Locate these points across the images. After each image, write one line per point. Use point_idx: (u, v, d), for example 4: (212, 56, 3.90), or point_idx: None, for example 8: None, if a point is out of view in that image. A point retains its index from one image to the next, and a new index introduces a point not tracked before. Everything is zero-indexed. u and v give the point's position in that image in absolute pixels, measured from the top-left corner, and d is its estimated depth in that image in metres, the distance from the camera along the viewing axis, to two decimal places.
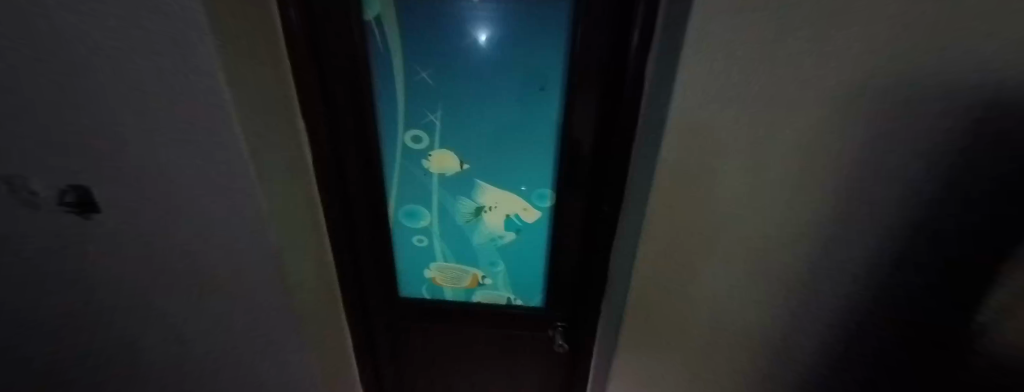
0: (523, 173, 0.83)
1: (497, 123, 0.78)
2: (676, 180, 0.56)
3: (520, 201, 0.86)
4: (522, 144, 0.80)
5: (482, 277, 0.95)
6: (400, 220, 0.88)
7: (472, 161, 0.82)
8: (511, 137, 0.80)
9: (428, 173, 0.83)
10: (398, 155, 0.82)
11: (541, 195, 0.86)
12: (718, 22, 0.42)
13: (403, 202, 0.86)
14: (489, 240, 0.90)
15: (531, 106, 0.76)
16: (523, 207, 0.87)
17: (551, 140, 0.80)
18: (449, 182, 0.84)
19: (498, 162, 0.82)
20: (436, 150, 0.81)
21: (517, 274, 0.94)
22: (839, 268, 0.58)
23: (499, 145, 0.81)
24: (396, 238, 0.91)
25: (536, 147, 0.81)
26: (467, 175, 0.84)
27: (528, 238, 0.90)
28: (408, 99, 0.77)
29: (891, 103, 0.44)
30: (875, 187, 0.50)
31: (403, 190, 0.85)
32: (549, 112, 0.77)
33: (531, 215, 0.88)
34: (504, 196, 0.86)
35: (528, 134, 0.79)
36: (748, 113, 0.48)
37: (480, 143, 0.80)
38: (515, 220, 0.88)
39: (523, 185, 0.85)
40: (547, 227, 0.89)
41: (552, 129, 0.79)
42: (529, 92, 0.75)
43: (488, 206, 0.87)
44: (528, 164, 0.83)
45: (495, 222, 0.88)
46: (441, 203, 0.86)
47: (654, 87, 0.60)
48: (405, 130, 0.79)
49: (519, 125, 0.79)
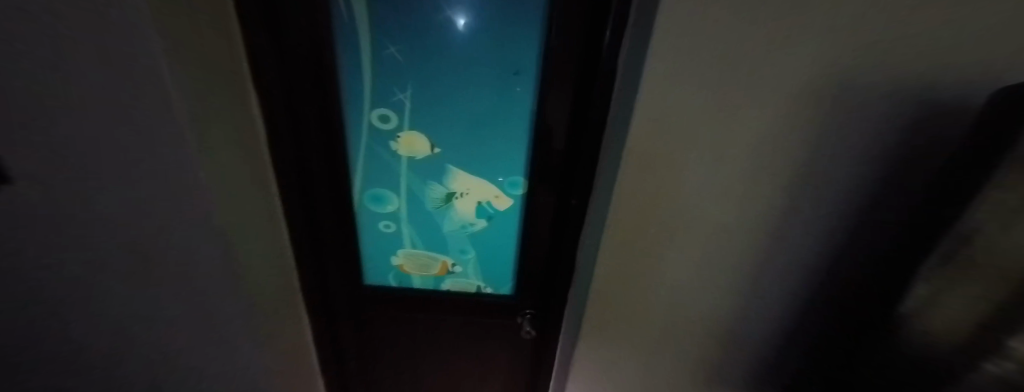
0: (495, 163, 0.79)
1: (469, 107, 0.73)
2: (644, 172, 0.54)
3: (492, 189, 0.82)
4: (495, 133, 0.76)
5: (451, 265, 0.91)
6: (365, 204, 0.84)
7: (443, 146, 0.77)
8: (485, 124, 0.75)
9: (395, 155, 0.78)
10: (363, 136, 0.76)
11: (513, 183, 0.82)
12: (684, 15, 0.43)
13: (367, 185, 0.82)
14: (459, 227, 0.86)
15: (507, 91, 0.72)
16: (495, 195, 0.83)
17: (527, 129, 0.76)
18: (418, 167, 0.79)
19: (471, 149, 0.78)
20: (404, 132, 0.76)
21: (487, 262, 0.91)
22: (785, 258, 0.61)
23: (472, 131, 0.76)
24: (360, 222, 0.86)
25: (511, 135, 0.77)
26: (439, 161, 0.79)
27: (499, 227, 0.87)
28: (375, 76, 0.70)
29: (827, 105, 0.48)
30: (818, 181, 0.53)
31: (368, 172, 0.80)
32: (525, 101, 0.73)
33: (503, 203, 0.83)
34: (477, 182, 0.81)
35: (503, 121, 0.75)
36: (713, 105, 0.49)
37: (453, 128, 0.75)
38: (486, 208, 0.84)
39: (497, 174, 0.80)
40: (518, 216, 0.86)
41: (527, 117, 0.75)
42: (505, 77, 0.70)
43: (459, 193, 0.82)
44: (502, 153, 0.78)
45: (466, 209, 0.84)
46: (409, 187, 0.82)
47: (626, 80, 0.57)
48: (371, 109, 0.73)
49: (493, 111, 0.74)
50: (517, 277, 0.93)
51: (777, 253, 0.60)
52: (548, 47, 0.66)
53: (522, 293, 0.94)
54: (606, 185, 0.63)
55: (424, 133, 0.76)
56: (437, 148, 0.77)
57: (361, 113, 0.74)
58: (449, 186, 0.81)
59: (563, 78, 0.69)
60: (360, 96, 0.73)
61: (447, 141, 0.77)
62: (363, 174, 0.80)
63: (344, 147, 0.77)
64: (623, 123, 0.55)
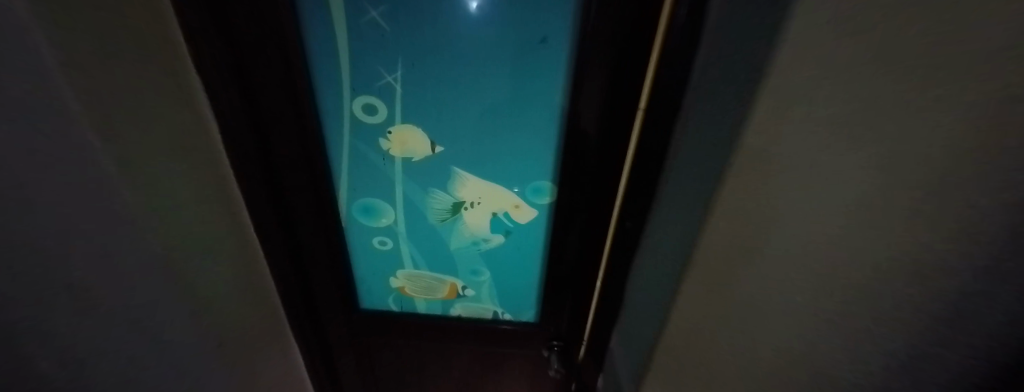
0: (514, 164, 0.61)
1: (479, 92, 0.55)
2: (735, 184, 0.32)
3: (509, 196, 0.64)
4: (514, 125, 0.58)
5: (461, 287, 0.74)
6: (354, 216, 0.68)
7: (447, 143, 0.60)
8: (500, 115, 0.57)
9: (386, 157, 0.62)
10: (346, 133, 0.60)
11: (537, 190, 0.64)
12: None
13: (353, 193, 0.65)
14: (469, 243, 0.69)
15: (533, 70, 0.53)
16: (513, 204, 0.65)
17: (559, 122, 0.57)
18: (415, 169, 0.63)
19: (481, 146, 0.60)
20: (396, 126, 0.59)
21: (504, 285, 0.74)
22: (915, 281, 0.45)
23: (485, 124, 0.58)
24: (350, 237, 0.71)
25: (537, 128, 0.58)
26: (443, 162, 0.62)
27: (519, 243, 0.69)
28: (354, 54, 0.53)
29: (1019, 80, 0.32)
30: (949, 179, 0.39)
31: (354, 177, 0.64)
32: (555, 84, 0.54)
33: (524, 215, 0.66)
34: (490, 189, 0.64)
35: (525, 110, 0.56)
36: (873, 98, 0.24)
37: (458, 120, 0.58)
38: (503, 220, 0.67)
39: (518, 177, 0.63)
40: (543, 229, 0.68)
41: (556, 102, 0.56)
42: (527, 51, 0.52)
43: (468, 201, 0.65)
44: (524, 152, 0.60)
45: (478, 222, 0.67)
46: (406, 195, 0.65)
47: (709, 44, 0.37)
48: (353, 98, 0.56)
49: (513, 96, 0.55)
50: (542, 301, 0.76)
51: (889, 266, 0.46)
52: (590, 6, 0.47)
53: (548, 320, 0.77)
54: (677, 200, 0.43)
55: (422, 127, 0.59)
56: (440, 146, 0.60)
57: (341, 104, 0.57)
58: (456, 195, 0.64)
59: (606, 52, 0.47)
60: (338, 83, 0.55)
61: (452, 137, 0.59)
62: (348, 179, 0.64)
63: (325, 147, 0.61)
64: (715, 114, 0.35)
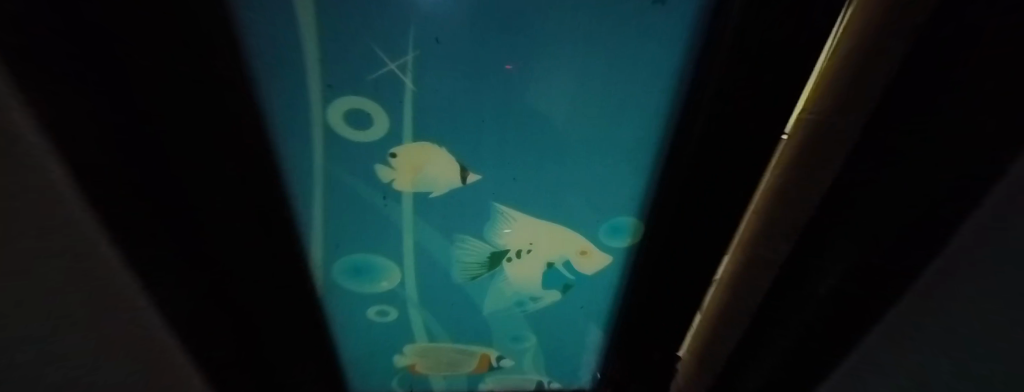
0: (498, 194, 0.41)
1: (443, 89, 0.34)
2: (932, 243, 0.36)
3: (574, 239, 0.45)
4: (586, 139, 0.39)
5: (497, 358, 0.54)
6: (339, 280, 0.45)
7: (485, 169, 0.39)
8: (474, 125, 0.37)
9: (392, 192, 0.39)
10: (321, 162, 0.37)
11: (614, 228, 0.45)
12: None
13: (340, 251, 0.43)
14: (511, 304, 0.49)
15: (525, 58, 0.33)
16: (579, 249, 0.46)
17: (574, 135, 0.38)
18: (436, 210, 0.41)
19: (535, 171, 0.40)
20: (407, 146, 0.37)
21: (555, 349, 0.55)
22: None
23: (457, 140, 0.37)
24: (334, 308, 0.47)
25: (609, 146, 0.39)
26: (479, 197, 0.41)
27: (580, 297, 0.50)
28: (331, 29, 0.30)
29: None
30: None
31: (339, 227, 0.41)
32: (579, 85, 0.35)
33: (593, 263, 0.47)
34: (549, 231, 0.45)
35: (511, 117, 0.37)
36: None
37: (500, 136, 0.38)
38: (561, 271, 0.48)
39: (587, 213, 0.44)
40: (615, 277, 0.49)
41: (659, 102, 0.36)
42: (520, 25, 0.31)
43: (516, 250, 0.45)
44: (520, 178, 0.41)
45: (527, 275, 0.47)
46: (422, 246, 0.43)
47: None
48: (330, 101, 0.33)
49: (488, 96, 0.35)
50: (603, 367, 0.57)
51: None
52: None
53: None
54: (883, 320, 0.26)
55: (448, 149, 0.38)
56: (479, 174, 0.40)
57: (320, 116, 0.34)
58: (500, 242, 0.44)
59: (785, 37, 0.28)
60: (315, 79, 0.32)
61: (482, 159, 0.39)
62: (332, 230, 0.41)
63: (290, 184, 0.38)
64: None
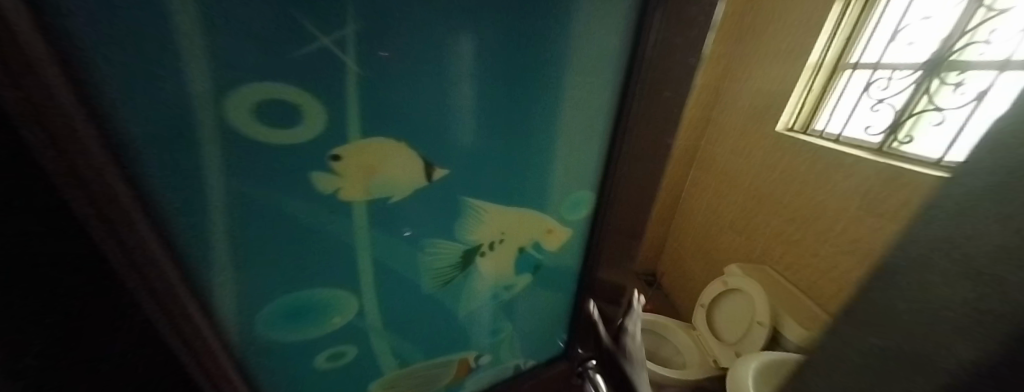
0: (447, 179, 0.35)
1: (341, 51, 0.25)
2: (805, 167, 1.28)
3: (543, 221, 0.43)
4: (550, 114, 0.35)
5: (476, 358, 0.50)
6: (280, 332, 0.34)
7: (440, 156, 0.33)
8: (390, 96, 0.28)
9: (338, 206, 0.31)
10: (222, 180, 0.26)
11: (576, 204, 0.43)
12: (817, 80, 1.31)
13: (279, 297, 0.32)
14: (485, 299, 0.46)
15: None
16: (546, 230, 0.44)
17: (518, 97, 0.33)
18: (398, 216, 0.34)
19: (500, 156, 0.36)
20: (353, 140, 0.29)
21: (531, 335, 0.54)
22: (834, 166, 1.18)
23: (381, 120, 0.29)
24: (272, 371, 0.36)
25: (573, 118, 0.37)
26: (445, 193, 0.35)
27: (551, 276, 0.50)
28: None
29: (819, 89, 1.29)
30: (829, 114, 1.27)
31: (273, 269, 0.31)
32: (511, 52, 0.30)
33: (559, 240, 0.46)
34: (515, 216, 0.41)
35: (436, 82, 0.29)
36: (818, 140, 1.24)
37: (457, 120, 0.32)
38: (532, 256, 0.46)
39: (554, 192, 0.41)
40: (579, 251, 0.49)
41: (615, 65, 0.35)
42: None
43: (486, 243, 0.41)
44: (469, 159, 0.34)
45: (499, 266, 0.44)
46: (380, 261, 0.36)
47: None
48: (225, 87, 0.23)
49: (397, 56, 0.27)
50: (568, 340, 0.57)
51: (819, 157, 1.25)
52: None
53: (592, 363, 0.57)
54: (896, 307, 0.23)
55: (411, 145, 0.31)
56: (442, 168, 0.33)
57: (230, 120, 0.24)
58: (472, 237, 0.40)
59: None
60: (218, 70, 0.22)
61: (429, 141, 0.32)
62: (260, 274, 0.30)
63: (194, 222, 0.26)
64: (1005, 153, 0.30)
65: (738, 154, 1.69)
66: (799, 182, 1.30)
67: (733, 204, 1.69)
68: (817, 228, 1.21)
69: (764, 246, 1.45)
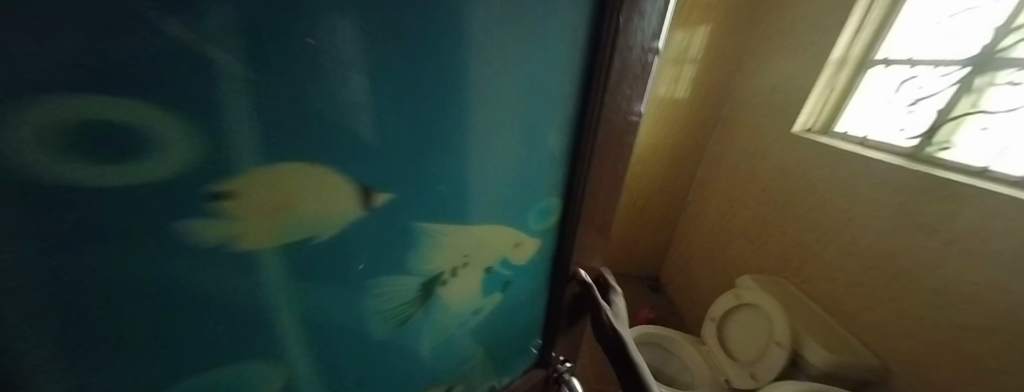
0: (385, 206, 0.30)
1: (215, 51, 0.19)
2: (820, 173, 1.21)
3: (510, 237, 0.43)
4: (505, 134, 0.35)
5: (447, 381, 0.49)
6: None
7: (382, 181, 0.29)
8: (294, 110, 0.23)
9: (255, 252, 0.25)
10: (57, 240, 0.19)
11: (542, 213, 0.45)
12: (831, 75, 1.22)
13: (172, 360, 0.26)
14: (455, 322, 0.44)
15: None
16: (514, 245, 0.45)
17: (477, 112, 0.32)
18: (330, 260, 0.29)
19: (454, 180, 0.34)
20: (263, 172, 0.23)
21: (501, 347, 0.54)
22: (854, 169, 1.10)
23: (283, 139, 0.23)
24: None
25: (529, 135, 0.37)
26: (390, 220, 0.31)
27: (521, 287, 0.50)
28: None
29: (837, 89, 1.24)
30: (853, 114, 1.21)
31: (150, 328, 0.24)
32: (459, 71, 0.29)
33: (525, 252, 0.47)
34: (478, 233, 0.40)
35: (371, 97, 0.25)
36: (840, 144, 1.18)
37: (403, 148, 0.29)
38: (500, 271, 0.46)
39: (519, 208, 0.41)
40: (545, 258, 0.51)
41: (567, 82, 0.36)
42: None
43: (450, 270, 0.39)
44: (414, 181, 0.31)
45: (466, 290, 0.43)
46: (318, 314, 0.31)
47: None
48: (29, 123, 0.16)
49: (315, 64, 0.22)
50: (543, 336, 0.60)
51: (832, 155, 1.18)
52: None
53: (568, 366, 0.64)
54: None
55: (339, 170, 0.26)
56: (384, 192, 0.30)
57: (25, 150, 0.17)
58: (431, 265, 0.37)
59: None
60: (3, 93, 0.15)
61: (371, 164, 0.28)
62: (129, 337, 0.24)
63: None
64: None
65: (748, 156, 1.62)
66: (815, 188, 1.23)
67: (743, 208, 1.61)
68: (836, 237, 1.14)
69: (776, 255, 1.37)
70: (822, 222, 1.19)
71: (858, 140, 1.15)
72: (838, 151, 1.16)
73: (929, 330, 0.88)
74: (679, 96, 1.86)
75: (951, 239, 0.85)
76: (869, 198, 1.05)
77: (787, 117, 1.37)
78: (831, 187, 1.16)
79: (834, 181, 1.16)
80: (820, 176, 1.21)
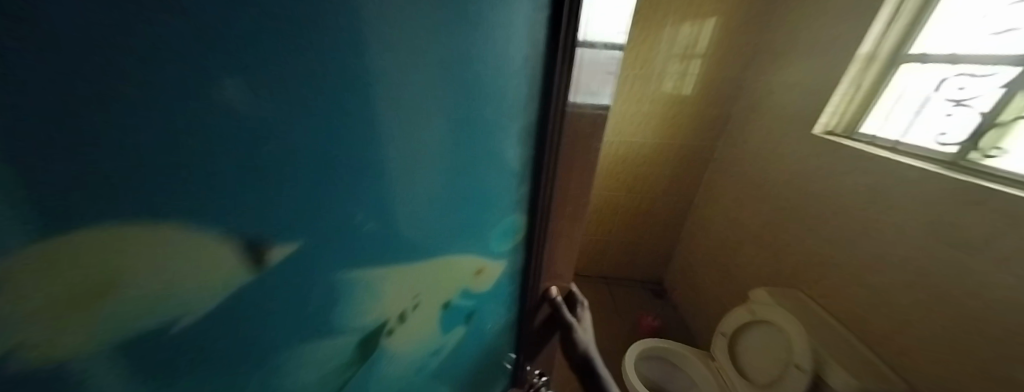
0: (313, 269, 0.31)
1: None
2: (840, 178, 1.13)
3: (467, 269, 0.49)
4: (447, 188, 0.39)
5: None
6: None
7: (317, 245, 0.30)
8: (124, 155, 0.18)
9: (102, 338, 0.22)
10: None
11: (497, 241, 0.51)
12: (855, 72, 1.13)
13: None
14: (418, 357, 0.48)
15: (295, 80, 0.24)
16: (473, 274, 0.50)
17: (411, 173, 0.35)
18: (224, 333, 0.28)
19: (389, 237, 0.36)
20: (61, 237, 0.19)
21: (460, 364, 0.59)
22: (880, 174, 1.01)
23: (79, 193, 0.18)
24: None
25: (472, 184, 0.42)
26: (296, 271, 0.30)
27: (482, 307, 0.56)
28: None
29: (863, 86, 1.14)
30: (880, 113, 1.12)
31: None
32: (390, 142, 0.32)
33: (482, 278, 0.53)
34: (431, 274, 0.44)
35: (309, 169, 0.27)
36: (866, 147, 1.09)
37: (327, 221, 0.30)
38: (460, 300, 0.51)
39: (472, 244, 0.47)
40: (503, 278, 0.58)
41: (510, 138, 0.43)
42: (313, 56, 0.24)
43: (402, 313, 0.42)
44: (346, 240, 0.32)
45: (421, 327, 0.46)
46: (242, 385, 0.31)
47: None
48: None
49: (169, 109, 0.19)
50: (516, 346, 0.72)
51: (854, 159, 1.09)
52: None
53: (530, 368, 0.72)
54: None
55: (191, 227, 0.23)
56: (293, 242, 0.28)
57: None
58: (373, 315, 0.38)
59: None
60: None
61: (309, 229, 0.29)
62: None
63: None
64: None
65: (759, 158, 1.53)
66: (836, 195, 1.14)
67: (754, 212, 1.53)
68: (860, 251, 1.04)
69: (792, 265, 1.28)
70: (842, 231, 1.10)
71: (888, 143, 1.05)
72: (863, 154, 1.07)
73: (960, 355, 0.80)
74: (686, 92, 1.76)
75: (992, 255, 0.77)
76: (896, 208, 0.96)
77: (806, 117, 1.28)
78: (854, 194, 1.08)
79: (856, 187, 1.07)
80: (840, 182, 1.12)
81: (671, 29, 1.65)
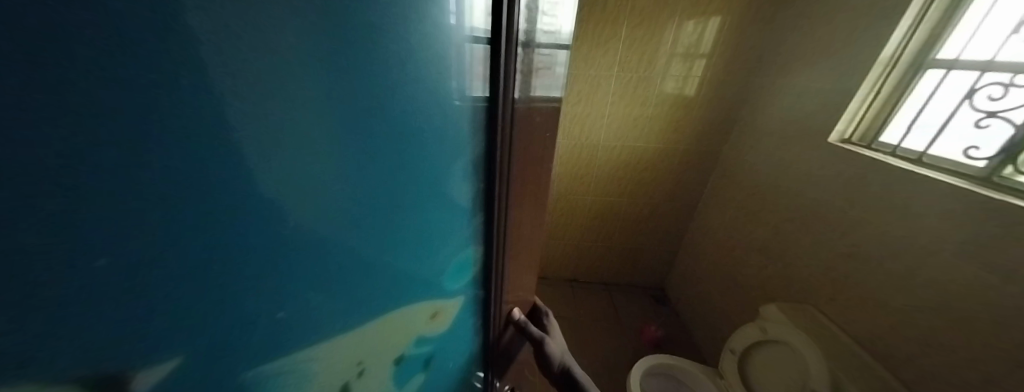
0: (210, 375, 0.24)
1: None
2: (857, 189, 1.07)
3: (422, 314, 0.45)
4: (391, 238, 0.36)
5: None
6: None
7: (213, 350, 0.24)
8: None
9: None
10: None
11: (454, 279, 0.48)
12: (875, 77, 1.07)
13: None
14: None
15: (177, 172, 0.18)
16: (429, 318, 0.47)
17: (325, 246, 0.28)
18: None
19: (324, 308, 0.31)
20: None
21: None
22: (901, 187, 0.95)
23: None
24: None
25: (418, 228, 0.39)
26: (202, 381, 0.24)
27: (444, 348, 0.53)
28: None
29: (882, 91, 1.08)
30: (899, 121, 1.06)
31: None
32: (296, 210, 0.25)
33: (440, 320, 0.49)
34: (377, 337, 0.39)
35: (192, 264, 0.20)
36: (886, 157, 1.03)
37: (232, 313, 0.24)
38: (418, 348, 0.47)
39: (425, 288, 0.44)
40: (465, 313, 0.55)
41: (455, 175, 0.40)
42: (205, 136, 0.18)
43: (349, 382, 0.37)
44: (256, 330, 0.26)
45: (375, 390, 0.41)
46: None
47: None
48: None
49: None
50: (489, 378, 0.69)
51: (871, 170, 1.03)
52: (516, 19, 0.35)
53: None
54: None
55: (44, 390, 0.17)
56: (170, 359, 0.21)
57: None
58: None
59: None
60: None
61: (200, 335, 0.22)
62: None
63: None
64: None
65: (767, 163, 1.48)
66: (855, 207, 1.07)
67: (761, 220, 1.47)
68: (882, 267, 0.97)
69: (801, 277, 1.23)
70: (858, 245, 1.04)
71: (911, 155, 1.00)
72: (883, 165, 1.01)
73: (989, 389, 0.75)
74: (689, 93, 1.70)
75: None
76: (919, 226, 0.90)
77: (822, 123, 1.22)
78: (872, 207, 1.01)
79: (875, 200, 1.01)
80: (858, 194, 1.06)
81: (674, 28, 1.58)
